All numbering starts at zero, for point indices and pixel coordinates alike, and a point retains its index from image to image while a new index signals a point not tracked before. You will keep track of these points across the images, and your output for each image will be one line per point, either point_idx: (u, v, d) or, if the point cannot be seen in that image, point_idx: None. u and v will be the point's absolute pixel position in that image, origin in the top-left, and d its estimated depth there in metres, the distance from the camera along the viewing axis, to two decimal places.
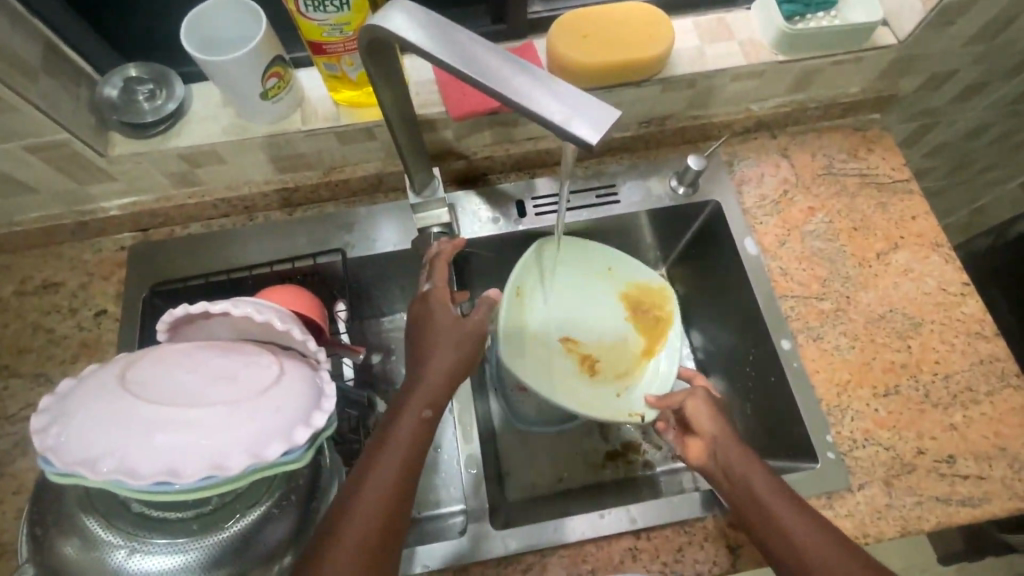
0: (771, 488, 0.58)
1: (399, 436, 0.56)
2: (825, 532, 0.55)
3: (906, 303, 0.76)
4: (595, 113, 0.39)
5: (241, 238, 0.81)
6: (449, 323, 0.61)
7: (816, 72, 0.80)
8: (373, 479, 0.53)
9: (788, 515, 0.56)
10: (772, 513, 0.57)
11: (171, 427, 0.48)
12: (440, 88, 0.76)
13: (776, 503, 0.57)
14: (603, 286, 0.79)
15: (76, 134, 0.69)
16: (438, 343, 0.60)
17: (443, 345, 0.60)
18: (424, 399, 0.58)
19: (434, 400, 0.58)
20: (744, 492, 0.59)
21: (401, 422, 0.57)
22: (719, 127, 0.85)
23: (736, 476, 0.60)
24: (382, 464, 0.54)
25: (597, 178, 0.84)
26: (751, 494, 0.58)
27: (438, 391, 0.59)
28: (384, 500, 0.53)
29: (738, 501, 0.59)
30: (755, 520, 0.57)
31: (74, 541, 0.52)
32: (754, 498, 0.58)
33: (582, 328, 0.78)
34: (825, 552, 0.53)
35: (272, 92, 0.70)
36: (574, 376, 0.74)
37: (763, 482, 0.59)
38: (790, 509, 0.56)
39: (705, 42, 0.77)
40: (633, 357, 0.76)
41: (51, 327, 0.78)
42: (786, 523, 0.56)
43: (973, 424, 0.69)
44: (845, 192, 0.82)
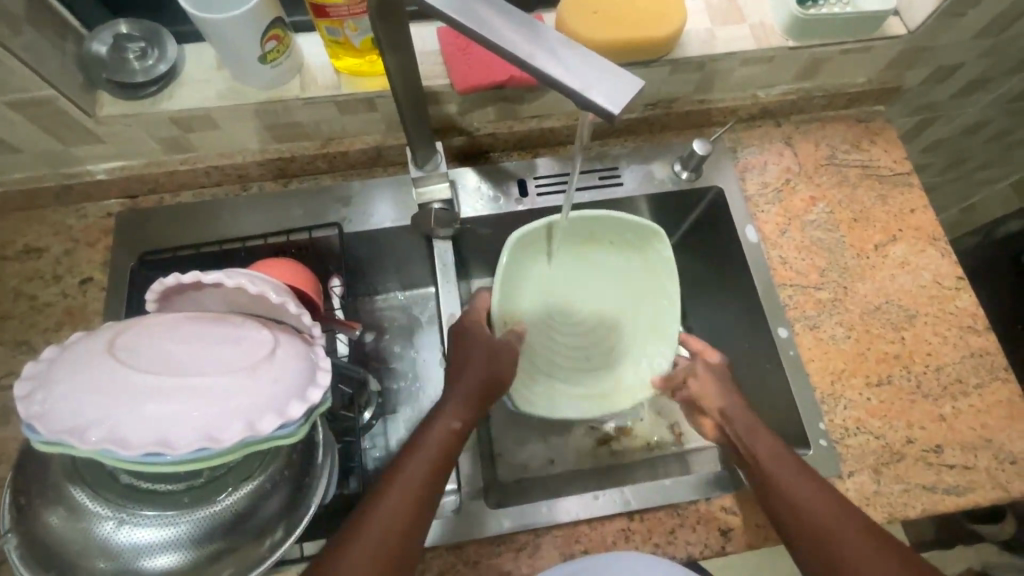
0: (778, 456, 0.61)
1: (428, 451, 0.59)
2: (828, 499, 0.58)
3: (902, 295, 0.76)
4: (614, 81, 0.38)
5: (233, 207, 0.79)
6: (483, 342, 0.68)
7: (825, 61, 0.79)
8: (399, 486, 0.56)
9: (796, 481, 0.59)
10: (777, 478, 0.60)
11: (163, 397, 0.47)
12: (445, 60, 0.73)
13: (780, 466, 0.60)
14: (591, 265, 0.82)
15: (63, 91, 0.66)
16: (467, 372, 0.65)
17: (475, 362, 0.66)
18: (455, 411, 0.63)
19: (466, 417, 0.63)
20: (753, 458, 0.62)
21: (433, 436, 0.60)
22: (724, 113, 0.84)
23: (745, 443, 0.63)
24: (409, 472, 0.57)
25: (600, 160, 0.82)
26: (758, 460, 0.61)
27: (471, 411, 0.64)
28: (408, 507, 0.55)
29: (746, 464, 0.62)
30: (763, 488, 0.60)
31: (59, 511, 0.51)
32: (760, 461, 0.61)
33: (581, 320, 0.82)
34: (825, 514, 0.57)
35: (270, 56, 0.68)
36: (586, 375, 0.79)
37: (770, 450, 0.62)
38: (795, 475, 0.60)
39: (716, 24, 0.76)
40: (635, 335, 0.80)
41: (33, 294, 0.75)
42: (790, 487, 0.59)
43: (961, 416, 0.70)
44: (846, 183, 0.82)
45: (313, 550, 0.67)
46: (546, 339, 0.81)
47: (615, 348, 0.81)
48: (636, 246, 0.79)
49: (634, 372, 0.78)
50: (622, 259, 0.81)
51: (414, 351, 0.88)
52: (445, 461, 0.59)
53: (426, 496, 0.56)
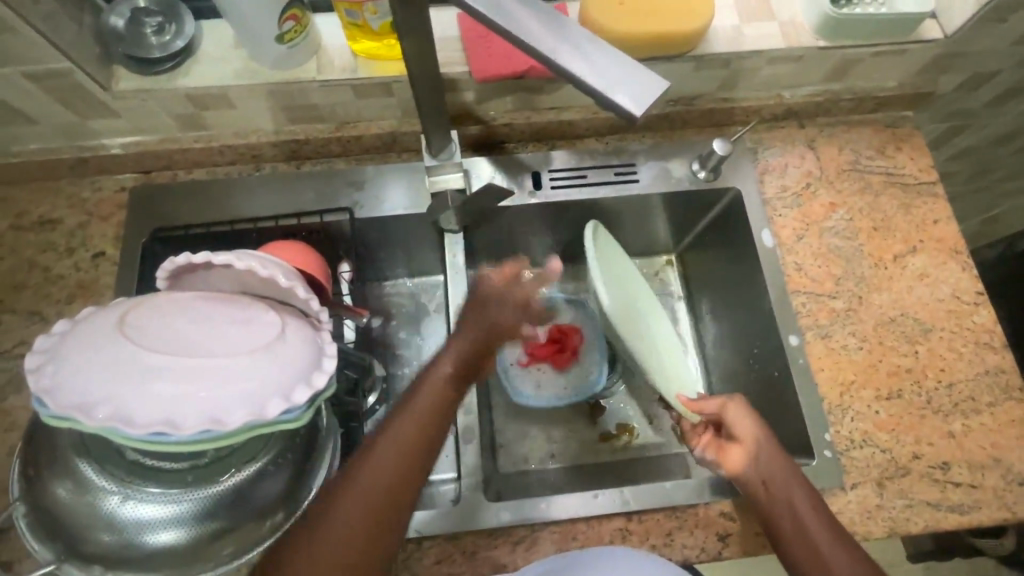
0: (813, 510, 0.60)
1: (421, 406, 0.57)
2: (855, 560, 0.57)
3: (918, 308, 0.75)
4: (636, 81, 0.36)
5: (246, 187, 0.79)
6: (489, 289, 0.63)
7: (855, 62, 0.77)
8: (386, 440, 0.55)
9: (828, 541, 0.58)
10: (810, 533, 0.59)
11: (170, 378, 0.48)
12: (465, 46, 0.72)
13: (812, 521, 0.59)
14: (640, 285, 0.82)
15: (79, 64, 0.65)
16: (461, 328, 0.61)
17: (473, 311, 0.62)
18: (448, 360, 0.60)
19: (460, 363, 0.59)
20: (784, 507, 0.61)
21: (427, 387, 0.58)
22: (748, 112, 0.82)
23: (777, 491, 0.61)
24: (399, 427, 0.56)
25: (617, 156, 0.81)
26: (793, 514, 0.60)
27: (466, 359, 0.60)
28: (402, 458, 0.55)
29: (774, 512, 0.61)
30: (791, 540, 0.59)
31: (66, 484, 0.52)
32: (795, 514, 0.60)
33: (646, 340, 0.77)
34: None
35: (288, 36, 0.67)
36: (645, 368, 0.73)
37: (806, 504, 0.60)
38: (826, 532, 0.59)
39: (744, 21, 0.74)
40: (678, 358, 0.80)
41: (47, 265, 0.75)
42: (819, 543, 0.58)
43: (970, 434, 0.69)
44: (868, 190, 0.80)
45: None
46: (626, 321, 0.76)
47: (668, 359, 0.78)
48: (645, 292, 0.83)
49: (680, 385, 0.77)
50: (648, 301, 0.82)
51: (420, 338, 0.88)
52: (438, 414, 0.58)
53: (415, 449, 0.55)
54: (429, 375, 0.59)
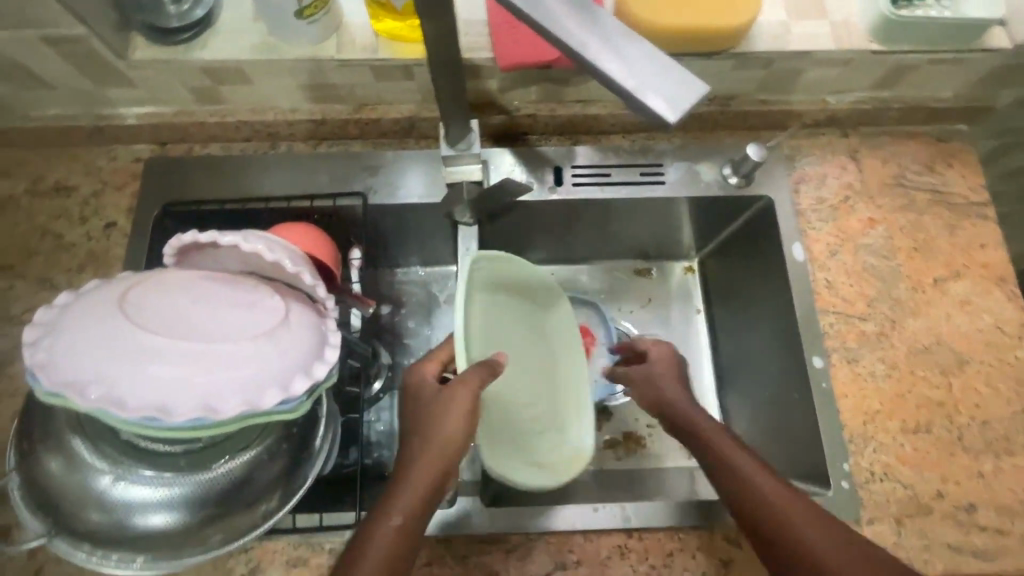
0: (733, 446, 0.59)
1: (374, 562, 0.48)
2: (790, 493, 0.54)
3: (956, 338, 0.70)
4: (675, 82, 0.33)
5: (259, 165, 0.77)
6: (442, 410, 0.57)
7: (909, 69, 0.72)
8: None
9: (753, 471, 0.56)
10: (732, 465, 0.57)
11: (165, 362, 0.47)
12: (491, 31, 0.69)
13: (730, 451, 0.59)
14: (523, 317, 0.75)
15: (96, 31, 0.64)
16: (413, 462, 0.54)
17: (425, 442, 0.56)
18: (400, 503, 0.52)
19: (413, 509, 0.52)
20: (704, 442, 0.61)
21: (376, 539, 0.50)
22: (788, 117, 0.77)
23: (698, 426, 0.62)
24: None
25: (644, 154, 0.77)
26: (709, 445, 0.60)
27: (418, 498, 0.52)
28: None
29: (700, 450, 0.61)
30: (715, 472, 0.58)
31: (59, 459, 0.51)
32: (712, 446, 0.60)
33: (524, 384, 0.73)
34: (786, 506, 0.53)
35: (308, 12, 0.64)
36: (517, 431, 0.71)
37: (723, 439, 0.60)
38: (754, 465, 0.57)
39: (793, 17, 0.69)
40: (559, 402, 0.76)
41: (60, 232, 0.75)
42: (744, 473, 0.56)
43: (1002, 476, 0.65)
44: (911, 207, 0.75)
45: (304, 524, 0.64)
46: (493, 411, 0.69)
47: (547, 414, 0.74)
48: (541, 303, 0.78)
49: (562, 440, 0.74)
50: (536, 316, 0.77)
51: (428, 329, 0.86)
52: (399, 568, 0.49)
53: None
54: (377, 528, 0.50)
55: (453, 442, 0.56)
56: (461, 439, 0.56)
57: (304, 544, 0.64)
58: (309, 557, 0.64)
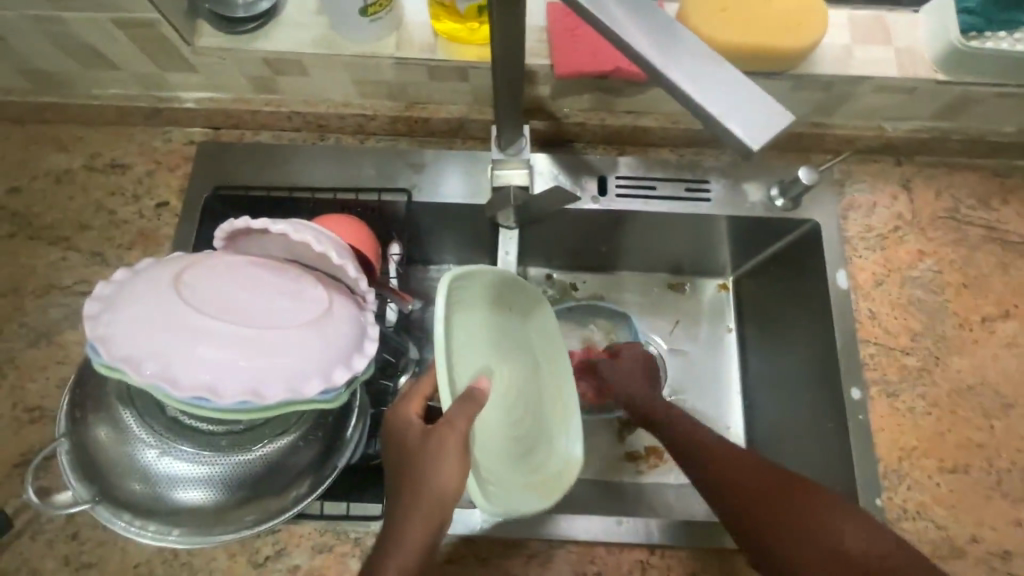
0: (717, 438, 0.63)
1: None
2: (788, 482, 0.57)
3: (1002, 379, 0.68)
4: (757, 109, 0.33)
5: (306, 155, 0.78)
6: (434, 463, 0.52)
7: (973, 100, 0.70)
8: None
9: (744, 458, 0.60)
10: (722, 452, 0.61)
11: (214, 344, 0.48)
12: (550, 38, 0.69)
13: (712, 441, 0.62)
14: (508, 331, 0.67)
15: (166, 15, 0.66)
16: (412, 516, 0.53)
17: (423, 499, 0.53)
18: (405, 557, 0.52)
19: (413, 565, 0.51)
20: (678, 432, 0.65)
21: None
22: (842, 142, 0.76)
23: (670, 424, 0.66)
24: None
25: (691, 170, 0.76)
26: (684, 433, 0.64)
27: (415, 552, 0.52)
28: None
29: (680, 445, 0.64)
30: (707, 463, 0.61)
31: (108, 430, 0.53)
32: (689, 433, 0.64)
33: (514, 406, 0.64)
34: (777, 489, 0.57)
35: (372, 10, 0.66)
36: (517, 462, 0.62)
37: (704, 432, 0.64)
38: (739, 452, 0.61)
39: (857, 42, 0.69)
40: (546, 411, 0.68)
41: (114, 209, 0.77)
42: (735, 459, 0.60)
43: None
44: (964, 242, 0.73)
45: (331, 511, 0.65)
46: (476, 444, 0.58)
47: (535, 431, 0.66)
48: (522, 311, 0.69)
49: (550, 453, 0.66)
50: (518, 326, 0.68)
51: None
52: None
53: None
54: None
55: (446, 497, 0.52)
56: (455, 493, 0.52)
57: (331, 530, 0.65)
58: (335, 544, 0.65)
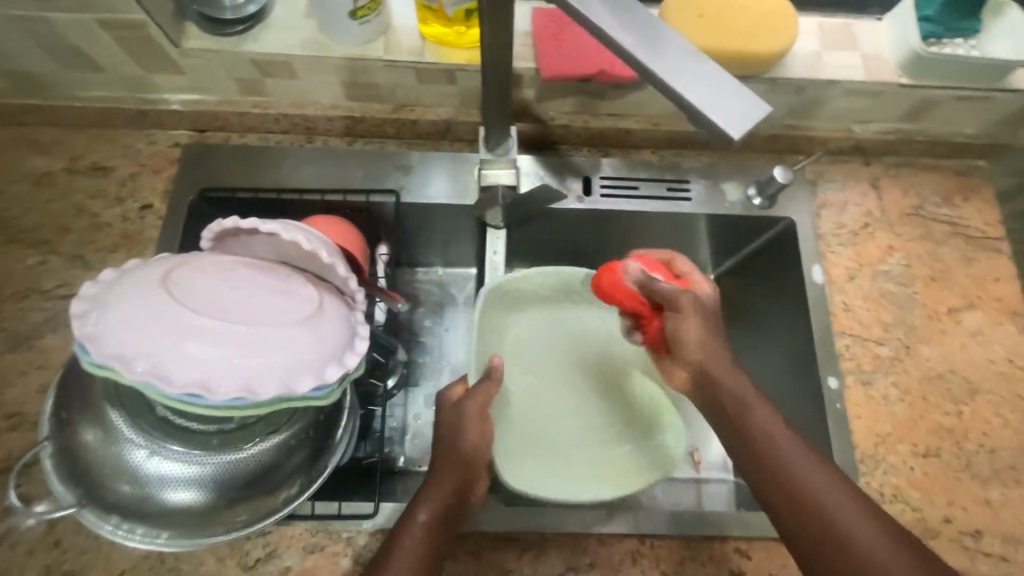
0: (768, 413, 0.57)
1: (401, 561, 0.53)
2: (834, 479, 0.53)
3: (968, 367, 0.72)
4: (738, 103, 0.35)
5: (294, 157, 0.78)
6: (458, 420, 0.61)
7: (934, 104, 0.75)
8: None
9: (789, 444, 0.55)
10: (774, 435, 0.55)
11: (207, 341, 0.48)
12: (536, 42, 0.71)
13: (761, 414, 0.57)
14: (560, 342, 0.83)
15: (154, 17, 0.66)
16: (436, 471, 0.58)
17: (449, 453, 0.59)
18: (427, 505, 0.56)
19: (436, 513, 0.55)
20: (735, 397, 0.57)
21: (406, 541, 0.54)
22: (814, 143, 0.79)
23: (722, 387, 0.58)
24: None
25: (672, 170, 0.79)
26: (739, 398, 0.57)
27: (447, 503, 0.56)
28: None
29: (727, 414, 0.58)
30: (745, 437, 0.56)
31: (96, 431, 0.53)
32: (742, 403, 0.57)
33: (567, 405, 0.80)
34: (825, 487, 0.53)
35: (361, 12, 0.67)
36: (566, 451, 0.76)
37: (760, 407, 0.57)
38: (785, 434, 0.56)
39: (826, 48, 0.73)
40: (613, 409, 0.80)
41: (96, 212, 0.76)
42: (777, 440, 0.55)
43: (1009, 504, 0.66)
44: (929, 238, 0.77)
45: (323, 511, 0.65)
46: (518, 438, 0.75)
47: (590, 427, 0.79)
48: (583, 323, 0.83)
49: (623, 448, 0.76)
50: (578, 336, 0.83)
51: (445, 327, 0.87)
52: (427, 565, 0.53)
53: None
54: (406, 527, 0.55)
55: (473, 451, 0.59)
56: (475, 445, 0.59)
57: (322, 531, 0.65)
58: (327, 544, 0.65)
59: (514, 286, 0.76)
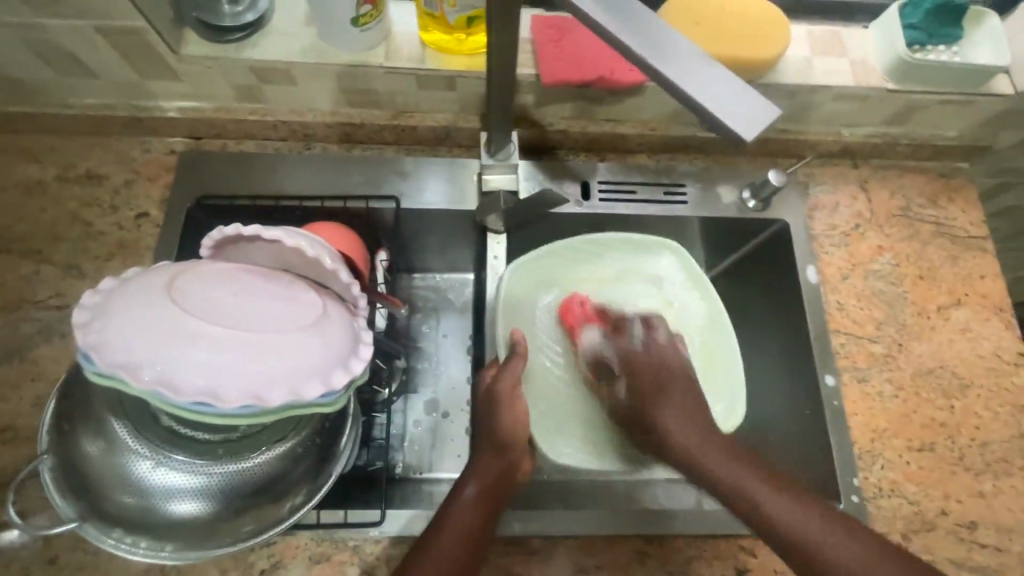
0: (696, 433, 0.62)
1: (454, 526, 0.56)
2: (774, 489, 0.55)
3: (958, 362, 0.74)
4: (749, 106, 0.36)
5: (292, 164, 0.78)
6: (496, 401, 0.67)
7: (919, 108, 0.77)
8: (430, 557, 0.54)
9: (716, 462, 0.59)
10: (704, 462, 0.59)
11: (215, 348, 0.48)
12: (535, 49, 0.72)
13: (686, 438, 0.61)
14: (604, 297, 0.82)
15: (153, 23, 0.66)
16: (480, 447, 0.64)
17: (489, 431, 0.65)
18: (473, 477, 0.61)
19: (485, 483, 0.60)
20: (654, 428, 0.64)
21: (456, 515, 0.58)
22: (805, 147, 0.81)
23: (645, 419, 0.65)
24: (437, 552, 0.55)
25: (668, 174, 0.80)
26: (659, 431, 0.63)
27: (491, 477, 0.61)
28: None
29: (654, 444, 0.64)
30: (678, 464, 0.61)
31: (99, 443, 0.52)
32: (663, 433, 0.63)
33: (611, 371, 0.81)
34: (772, 500, 0.55)
35: (363, 20, 0.68)
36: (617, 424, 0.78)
37: (684, 429, 0.62)
38: (714, 451, 0.59)
39: (816, 54, 0.75)
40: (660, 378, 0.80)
41: (90, 220, 0.75)
42: (705, 461, 0.59)
43: (1001, 495, 0.68)
44: (917, 238, 0.79)
45: (328, 520, 0.64)
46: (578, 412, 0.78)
47: None
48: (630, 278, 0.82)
49: None
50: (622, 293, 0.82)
51: (443, 333, 0.86)
52: (478, 529, 0.57)
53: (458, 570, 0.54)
54: (454, 502, 0.59)
55: (512, 427, 0.65)
56: (513, 421, 0.65)
57: (328, 539, 0.64)
58: (333, 553, 0.64)
59: (537, 262, 0.78)
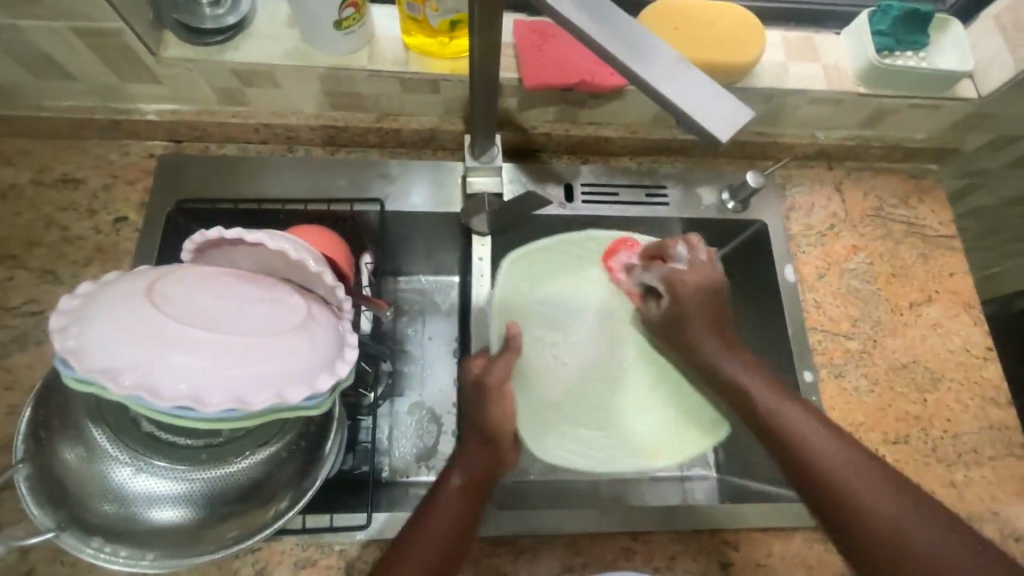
0: (784, 403, 0.61)
1: (439, 517, 0.57)
2: (864, 463, 0.55)
3: (930, 357, 0.76)
4: (725, 109, 0.37)
5: (274, 166, 0.77)
6: (481, 397, 0.65)
7: (890, 112, 0.80)
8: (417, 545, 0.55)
9: (809, 431, 0.58)
10: (798, 427, 0.59)
11: (196, 353, 0.47)
12: (518, 53, 0.73)
13: (775, 405, 0.61)
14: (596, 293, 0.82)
15: (133, 27, 0.65)
16: (466, 439, 0.63)
17: (476, 424, 0.64)
18: (459, 468, 0.60)
19: (471, 474, 0.60)
20: (749, 407, 0.63)
21: (438, 509, 0.57)
22: (782, 149, 0.84)
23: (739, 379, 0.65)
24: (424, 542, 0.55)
25: (650, 176, 0.82)
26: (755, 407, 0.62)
27: (478, 470, 0.61)
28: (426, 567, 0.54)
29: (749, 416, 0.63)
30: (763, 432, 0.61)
31: (78, 450, 0.51)
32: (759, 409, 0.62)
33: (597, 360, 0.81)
34: (861, 476, 0.54)
35: (346, 23, 0.68)
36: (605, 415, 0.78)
37: (778, 400, 0.62)
38: (811, 422, 0.59)
39: (790, 59, 0.77)
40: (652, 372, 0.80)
41: (66, 225, 0.74)
42: (800, 431, 0.58)
43: (972, 485, 0.70)
44: (889, 237, 0.82)
45: (314, 524, 0.64)
46: (559, 404, 0.77)
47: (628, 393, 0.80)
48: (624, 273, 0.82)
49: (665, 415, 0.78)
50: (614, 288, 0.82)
51: (428, 335, 0.86)
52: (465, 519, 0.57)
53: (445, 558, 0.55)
54: (441, 491, 0.59)
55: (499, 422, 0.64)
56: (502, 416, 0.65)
57: (314, 544, 0.64)
58: (319, 558, 0.64)
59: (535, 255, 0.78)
